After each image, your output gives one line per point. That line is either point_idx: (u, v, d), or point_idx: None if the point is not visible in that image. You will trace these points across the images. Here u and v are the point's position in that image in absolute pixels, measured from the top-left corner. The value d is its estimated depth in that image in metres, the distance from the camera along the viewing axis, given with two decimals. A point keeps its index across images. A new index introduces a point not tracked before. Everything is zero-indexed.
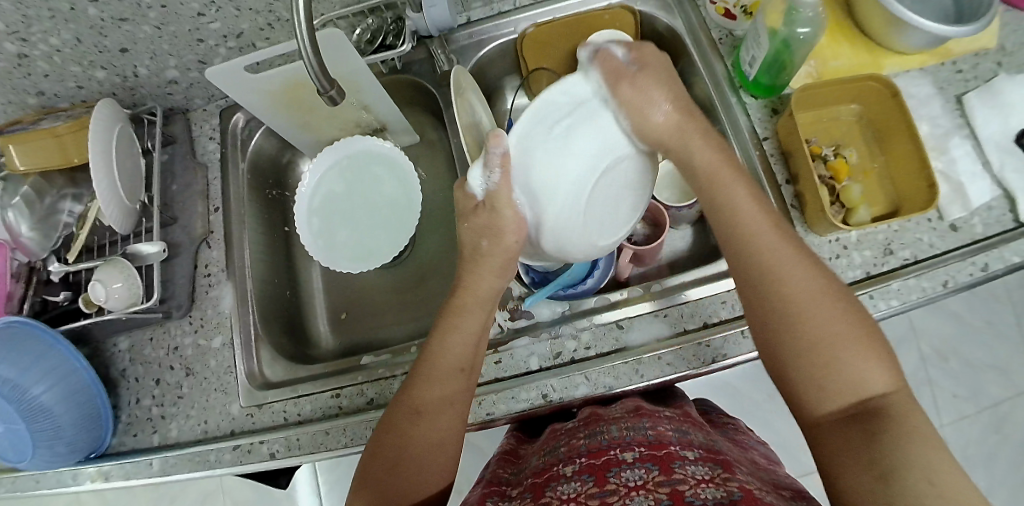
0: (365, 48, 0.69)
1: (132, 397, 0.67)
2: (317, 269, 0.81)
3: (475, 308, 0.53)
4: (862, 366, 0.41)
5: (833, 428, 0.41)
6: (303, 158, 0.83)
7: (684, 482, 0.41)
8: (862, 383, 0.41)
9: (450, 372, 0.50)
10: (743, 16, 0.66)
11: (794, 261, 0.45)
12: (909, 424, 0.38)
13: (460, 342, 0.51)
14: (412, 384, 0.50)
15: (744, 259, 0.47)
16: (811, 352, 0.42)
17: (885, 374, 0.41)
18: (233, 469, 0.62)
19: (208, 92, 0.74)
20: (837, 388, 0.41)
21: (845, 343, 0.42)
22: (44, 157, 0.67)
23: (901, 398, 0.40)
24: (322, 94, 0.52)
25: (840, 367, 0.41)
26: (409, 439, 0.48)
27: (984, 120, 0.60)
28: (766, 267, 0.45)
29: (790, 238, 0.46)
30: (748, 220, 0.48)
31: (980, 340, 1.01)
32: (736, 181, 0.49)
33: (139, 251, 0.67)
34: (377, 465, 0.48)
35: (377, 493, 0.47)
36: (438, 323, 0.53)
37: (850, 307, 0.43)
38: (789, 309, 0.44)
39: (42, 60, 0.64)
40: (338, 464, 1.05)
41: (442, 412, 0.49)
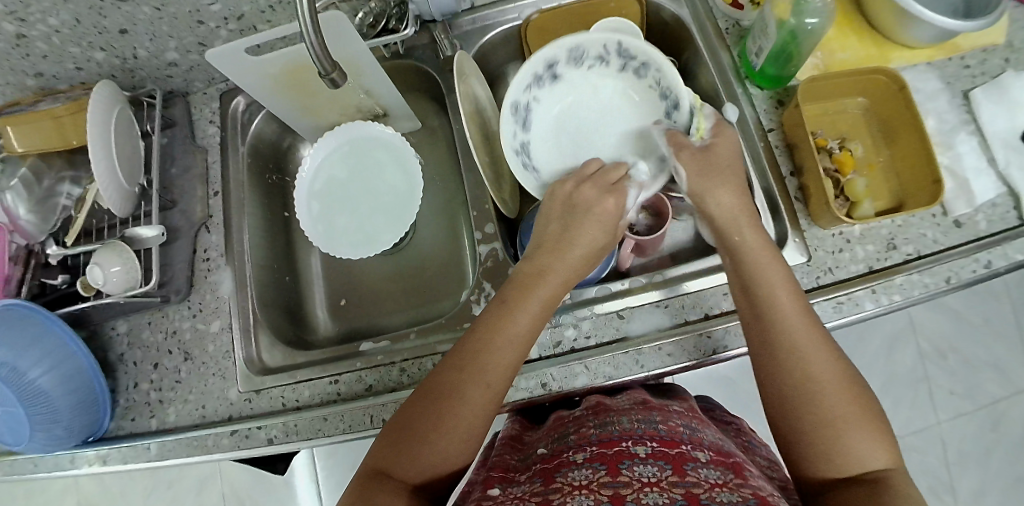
0: (368, 32, 0.67)
1: (130, 381, 0.67)
2: (316, 255, 0.80)
3: (544, 284, 0.52)
4: (863, 443, 0.42)
5: (836, 492, 0.42)
6: (304, 143, 0.82)
7: (698, 485, 0.40)
8: (862, 457, 0.42)
9: (511, 353, 0.49)
10: (751, 5, 0.65)
11: (814, 347, 0.45)
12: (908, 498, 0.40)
13: (526, 318, 0.50)
14: (464, 355, 0.49)
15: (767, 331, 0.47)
16: (816, 423, 0.43)
17: (886, 451, 0.43)
18: (230, 454, 0.62)
19: (208, 75, 0.73)
20: (840, 456, 0.42)
21: (855, 416, 0.43)
22: (42, 140, 0.67)
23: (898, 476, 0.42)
24: (323, 76, 0.51)
25: (836, 441, 0.42)
26: (451, 412, 0.46)
27: (990, 114, 0.60)
28: (791, 325, 0.46)
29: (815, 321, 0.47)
30: (781, 298, 0.47)
31: (978, 338, 1.01)
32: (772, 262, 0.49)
33: (138, 235, 0.67)
34: (421, 421, 0.47)
35: (406, 456, 0.46)
36: (510, 293, 0.52)
37: (859, 383, 0.44)
38: (805, 378, 0.44)
39: (40, 40, 0.63)
40: (336, 452, 1.05)
41: (497, 384, 0.48)
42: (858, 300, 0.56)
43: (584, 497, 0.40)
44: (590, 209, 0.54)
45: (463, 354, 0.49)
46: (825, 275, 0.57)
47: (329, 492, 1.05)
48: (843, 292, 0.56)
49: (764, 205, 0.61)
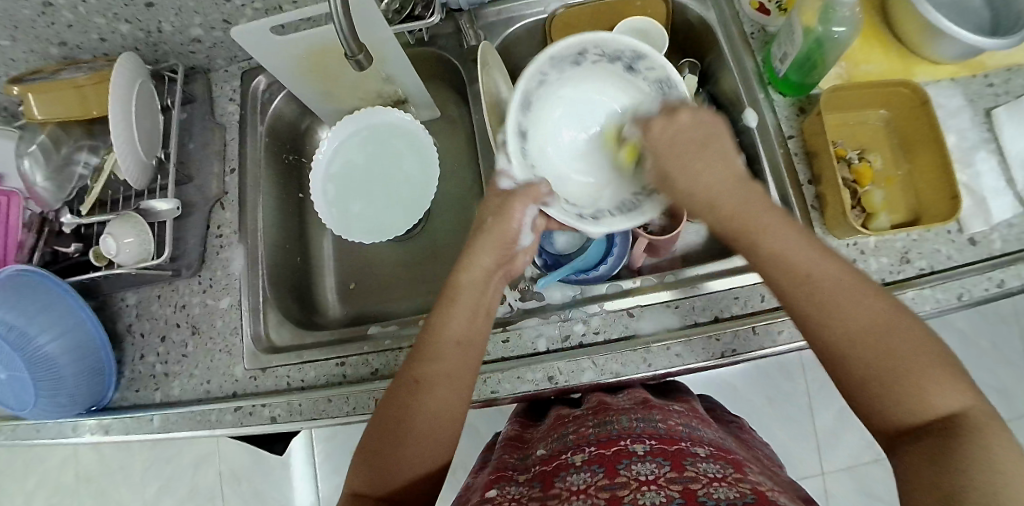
0: (393, 17, 0.67)
1: (136, 353, 0.67)
2: (328, 237, 0.80)
3: (469, 292, 0.52)
4: (928, 384, 0.38)
5: (911, 443, 0.38)
6: (321, 126, 0.82)
7: (696, 480, 0.40)
8: (931, 401, 0.38)
9: (452, 356, 0.49)
10: (778, 12, 0.64)
11: (837, 292, 0.42)
12: (982, 444, 0.35)
13: (459, 319, 0.50)
14: (407, 366, 0.49)
15: (787, 295, 0.43)
16: (867, 382, 0.40)
17: (955, 393, 0.38)
18: (233, 430, 0.62)
19: (230, 53, 0.73)
20: (907, 407, 0.38)
21: (912, 357, 0.39)
22: (63, 108, 0.67)
23: (976, 412, 0.37)
24: (350, 57, 0.51)
25: (902, 386, 0.38)
26: (404, 421, 0.47)
27: (1013, 134, 0.59)
28: (806, 279, 0.43)
29: (833, 262, 0.43)
30: (792, 257, 0.43)
31: (985, 360, 1.01)
32: (764, 218, 0.45)
33: (152, 208, 0.67)
34: (377, 437, 0.47)
35: (374, 471, 0.46)
36: (435, 306, 0.52)
37: (899, 329, 0.40)
38: (844, 334, 0.41)
39: (66, 9, 0.63)
40: (335, 437, 1.06)
41: (444, 384, 0.48)
42: None
43: (582, 501, 0.40)
44: (490, 230, 0.53)
45: (409, 364, 0.50)
46: None
47: (326, 477, 1.05)
48: None
49: (781, 211, 0.61)
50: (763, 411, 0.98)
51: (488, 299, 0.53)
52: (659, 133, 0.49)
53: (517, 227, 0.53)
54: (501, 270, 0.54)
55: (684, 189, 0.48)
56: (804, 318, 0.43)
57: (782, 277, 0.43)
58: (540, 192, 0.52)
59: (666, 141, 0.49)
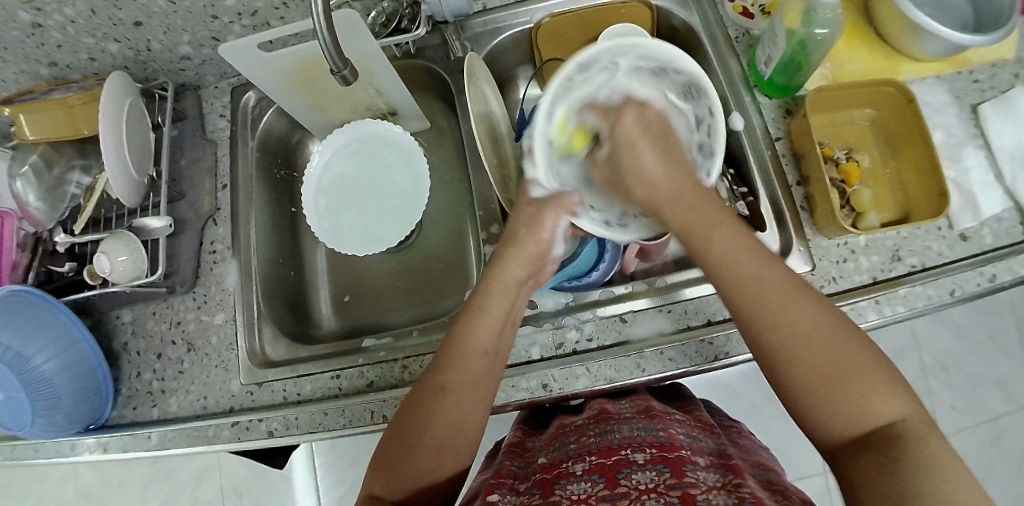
0: (380, 31, 0.68)
1: (133, 371, 0.67)
2: (322, 250, 0.80)
3: (500, 302, 0.52)
4: (872, 394, 0.39)
5: (851, 456, 0.39)
6: (313, 140, 0.83)
7: (696, 486, 0.41)
8: (871, 410, 0.39)
9: (479, 365, 0.49)
10: (762, 15, 0.65)
11: (783, 300, 0.43)
12: (926, 452, 0.36)
13: (487, 329, 0.51)
14: (434, 372, 0.49)
15: (729, 298, 0.45)
16: (808, 386, 0.40)
17: (892, 398, 0.39)
18: (231, 445, 0.62)
19: (220, 69, 0.74)
20: (847, 416, 0.39)
21: (854, 366, 0.40)
22: (54, 128, 0.67)
23: (914, 422, 0.38)
24: (336, 72, 0.51)
25: (850, 395, 0.39)
26: (430, 423, 0.47)
27: (999, 129, 0.60)
28: (751, 289, 0.44)
29: (774, 270, 0.44)
30: (744, 270, 0.44)
31: (983, 354, 1.01)
32: (714, 220, 0.47)
33: (146, 226, 0.67)
34: (398, 442, 0.47)
35: (396, 475, 0.46)
36: (462, 315, 0.52)
37: (844, 337, 0.41)
38: (796, 342, 0.41)
39: (55, 30, 0.64)
40: (335, 448, 1.06)
41: (472, 390, 0.48)
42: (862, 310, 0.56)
43: None
44: (524, 240, 0.54)
45: (433, 369, 0.50)
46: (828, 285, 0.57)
47: (328, 489, 1.05)
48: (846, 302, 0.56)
49: (770, 213, 0.61)
50: (762, 412, 0.98)
51: (516, 310, 0.54)
52: (626, 123, 0.53)
53: (551, 237, 0.55)
54: (529, 282, 0.55)
55: (633, 176, 0.52)
56: (747, 322, 0.44)
57: (732, 286, 0.44)
58: (572, 201, 0.55)
59: (633, 133, 0.52)
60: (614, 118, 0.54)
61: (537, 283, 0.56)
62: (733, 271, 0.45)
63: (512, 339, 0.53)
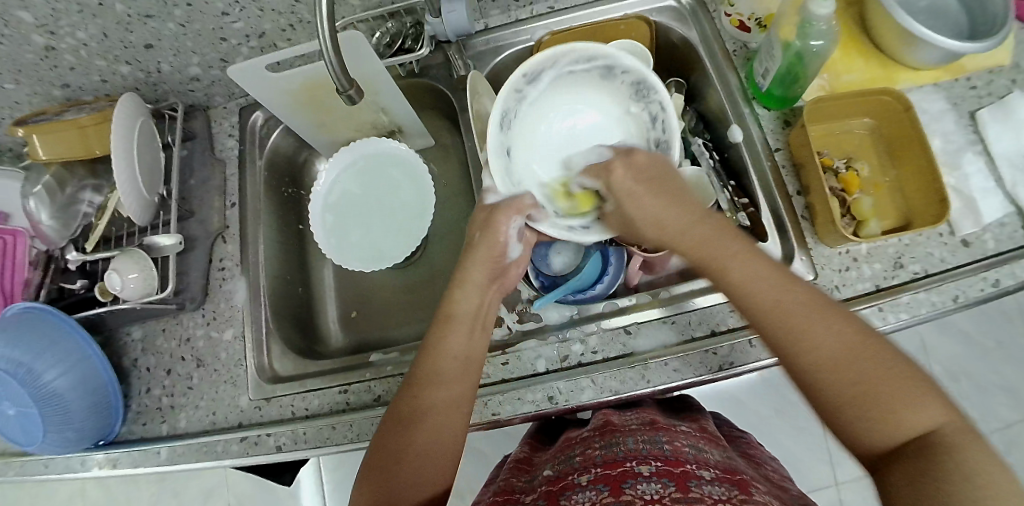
0: (384, 52, 0.70)
1: (143, 387, 0.68)
2: (329, 266, 0.81)
3: (466, 310, 0.53)
4: (906, 407, 0.39)
5: (890, 471, 0.39)
6: (319, 158, 0.84)
7: (702, 501, 0.40)
8: (912, 423, 0.38)
9: (451, 370, 0.50)
10: (758, 28, 0.66)
11: (807, 319, 0.42)
12: (970, 462, 0.36)
13: (457, 336, 0.52)
14: (410, 385, 0.50)
15: (760, 330, 0.44)
16: (843, 405, 0.40)
17: (933, 410, 0.39)
18: (239, 461, 0.63)
19: (228, 90, 0.75)
20: (888, 432, 0.39)
21: (890, 380, 0.39)
22: (67, 148, 0.69)
23: (954, 428, 0.38)
24: (342, 92, 0.52)
25: (888, 413, 0.39)
26: (410, 437, 0.47)
27: (997, 135, 0.60)
28: (775, 311, 0.43)
29: (793, 287, 0.44)
30: (761, 290, 0.44)
31: (991, 361, 1.00)
32: (735, 247, 0.47)
33: (156, 244, 0.68)
34: (379, 459, 0.47)
35: (381, 491, 0.46)
36: (432, 326, 0.53)
37: (872, 353, 0.40)
38: (820, 364, 0.41)
39: (68, 53, 0.65)
40: (342, 464, 1.06)
41: (448, 397, 0.49)
42: (866, 318, 0.56)
43: None
44: (478, 246, 0.54)
45: (409, 381, 0.51)
46: (832, 294, 0.57)
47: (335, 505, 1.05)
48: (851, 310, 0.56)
49: (772, 223, 0.61)
50: (770, 423, 0.98)
51: (484, 315, 0.54)
52: (620, 175, 0.52)
53: (502, 241, 0.54)
54: (495, 284, 0.56)
55: (642, 223, 0.51)
56: (773, 344, 0.44)
57: (753, 309, 0.45)
58: (525, 204, 0.54)
59: (628, 183, 0.52)
60: (605, 174, 0.53)
61: (503, 285, 0.57)
62: (749, 291, 0.45)
63: (485, 343, 0.53)
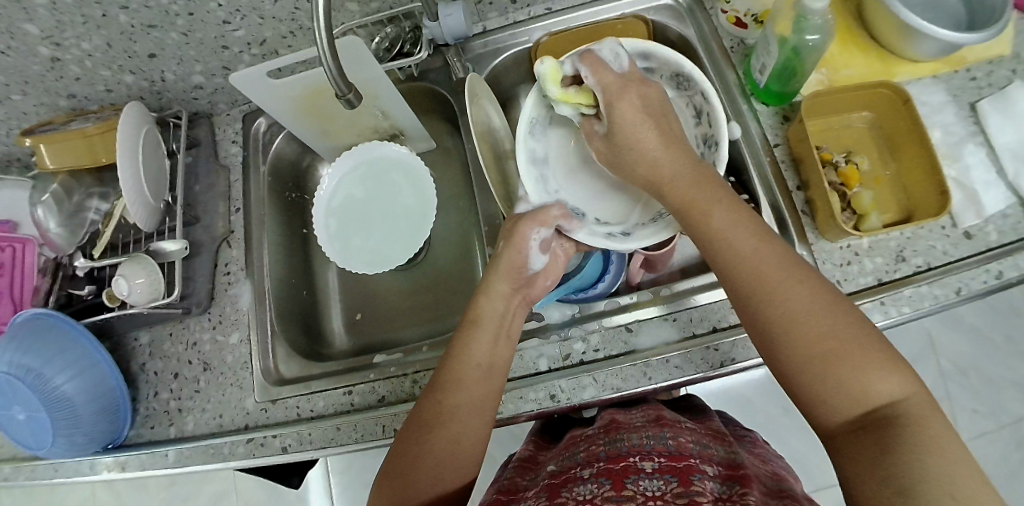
0: (383, 56, 0.71)
1: (150, 391, 0.69)
2: (333, 270, 0.82)
3: (490, 320, 0.53)
4: (870, 372, 0.38)
5: (850, 438, 0.38)
6: (322, 163, 0.85)
7: (702, 496, 0.40)
8: (873, 392, 0.38)
9: (475, 376, 0.50)
10: (754, 24, 0.66)
11: (782, 277, 0.42)
12: (926, 436, 0.35)
13: (480, 344, 0.52)
14: (432, 391, 0.50)
15: (731, 279, 0.44)
16: (807, 364, 0.40)
17: (896, 381, 0.38)
18: (246, 462, 0.63)
19: (231, 97, 0.76)
20: (848, 396, 0.38)
21: (854, 345, 0.39)
22: (74, 157, 0.70)
23: (915, 402, 0.37)
24: (341, 97, 0.53)
25: (850, 377, 0.38)
26: (431, 441, 0.47)
27: (998, 126, 0.60)
28: (750, 266, 0.43)
29: (772, 248, 0.44)
30: (742, 246, 0.44)
31: (1000, 355, 0.99)
32: (715, 197, 0.46)
33: (161, 249, 0.70)
34: (401, 460, 0.48)
35: (399, 491, 0.46)
36: (457, 334, 0.53)
37: (841, 318, 0.40)
38: (789, 321, 0.41)
39: (74, 63, 0.66)
40: (350, 467, 1.06)
41: (469, 405, 0.49)
42: (868, 312, 0.56)
43: None
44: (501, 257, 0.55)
45: (433, 387, 0.51)
46: (834, 288, 0.57)
47: None
48: (853, 304, 0.56)
49: (772, 219, 0.62)
50: (777, 421, 0.98)
51: (509, 326, 0.54)
52: (626, 100, 0.49)
53: (524, 252, 0.54)
54: (518, 295, 0.56)
55: (632, 155, 0.49)
56: (744, 301, 0.43)
57: (731, 263, 0.44)
58: (550, 216, 0.55)
59: (634, 109, 0.49)
60: (611, 97, 0.49)
61: (525, 300, 0.56)
62: (732, 247, 0.44)
63: (509, 354, 0.53)
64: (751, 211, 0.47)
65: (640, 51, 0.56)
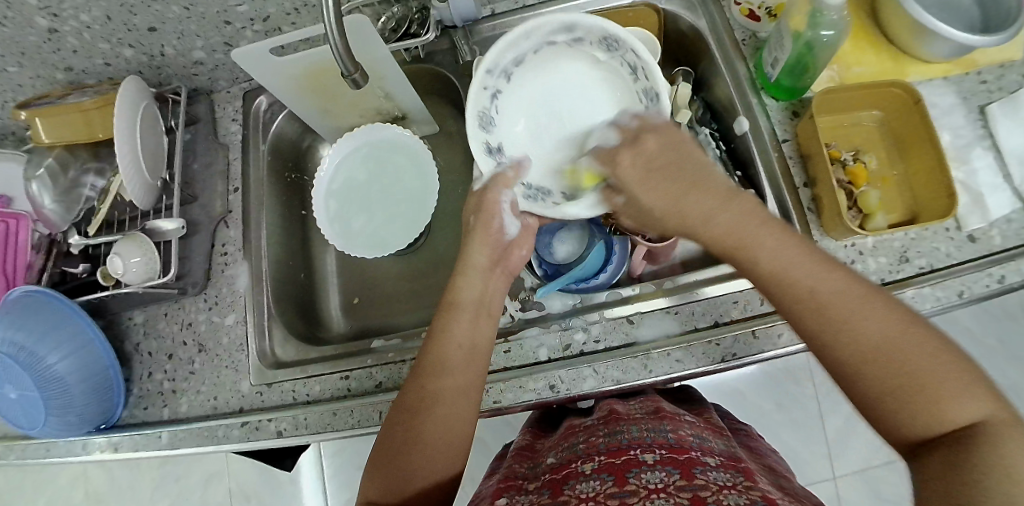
0: (389, 36, 0.69)
1: (144, 371, 0.68)
2: (332, 253, 0.81)
3: (471, 298, 0.53)
4: (947, 393, 0.36)
5: (928, 459, 0.36)
6: (322, 144, 0.83)
7: (705, 489, 0.40)
8: (952, 412, 0.36)
9: (455, 358, 0.50)
10: (768, 18, 0.66)
11: (845, 303, 0.41)
12: (1014, 453, 0.33)
13: (461, 325, 0.51)
14: (416, 374, 0.50)
15: (790, 312, 0.43)
16: (880, 390, 0.38)
17: (976, 401, 0.36)
18: (240, 445, 0.63)
19: (232, 74, 0.75)
20: (925, 419, 0.37)
21: (929, 368, 0.37)
22: (70, 131, 0.68)
23: (1000, 420, 0.35)
24: (347, 77, 0.52)
25: (926, 399, 0.37)
26: (418, 424, 0.47)
27: (1007, 129, 0.60)
28: (808, 297, 0.42)
29: (832, 274, 0.42)
30: (800, 278, 0.42)
31: (994, 359, 1.00)
32: (761, 233, 0.45)
33: (158, 227, 0.68)
34: (389, 446, 0.47)
35: (388, 477, 0.46)
36: (437, 315, 0.53)
37: (913, 338, 0.38)
38: (857, 350, 0.39)
39: (71, 35, 0.65)
40: (344, 451, 1.06)
41: (454, 385, 0.49)
42: None
43: None
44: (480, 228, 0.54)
45: (417, 370, 0.50)
46: None
47: (336, 492, 1.05)
48: None
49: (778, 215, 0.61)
50: (771, 416, 0.98)
51: (489, 304, 0.54)
52: (626, 165, 0.48)
53: (497, 217, 0.54)
54: (498, 270, 0.55)
55: (657, 209, 0.48)
56: (807, 332, 0.42)
57: (787, 296, 0.43)
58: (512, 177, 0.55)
59: (643, 160, 0.48)
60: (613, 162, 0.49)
61: (505, 271, 0.56)
62: (788, 278, 0.43)
63: (490, 331, 0.53)
64: (802, 238, 0.45)
65: (563, 24, 0.54)
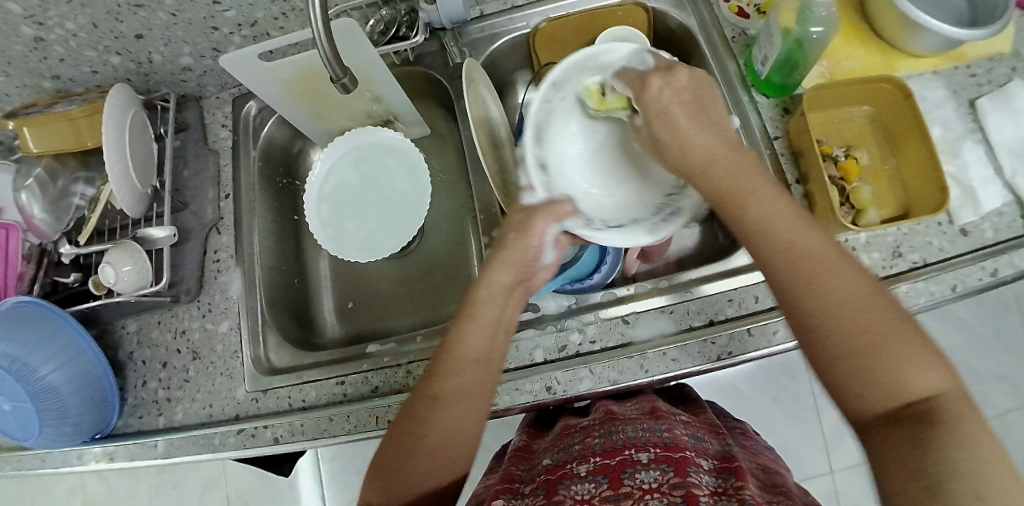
0: (378, 39, 0.69)
1: (138, 380, 0.68)
2: (325, 257, 0.81)
3: (489, 310, 0.51)
4: (908, 363, 0.37)
5: (882, 430, 0.37)
6: (314, 148, 0.83)
7: (698, 488, 0.40)
8: (913, 382, 0.37)
9: (469, 370, 0.48)
10: (758, 15, 0.66)
11: (827, 258, 0.41)
12: (962, 431, 0.34)
13: (477, 336, 0.49)
14: (426, 380, 0.49)
15: (765, 260, 0.43)
16: (846, 351, 0.38)
17: (936, 374, 0.37)
18: (237, 453, 0.63)
19: (221, 80, 0.75)
20: (885, 386, 0.37)
21: (896, 335, 0.38)
22: (58, 141, 0.68)
23: (956, 395, 0.36)
24: (335, 81, 0.52)
25: (892, 367, 0.37)
26: (424, 433, 0.46)
27: (997, 122, 0.60)
28: (790, 247, 0.42)
29: (816, 233, 0.42)
30: (783, 229, 0.43)
31: (988, 350, 1.00)
32: (755, 186, 0.45)
33: (149, 235, 0.68)
34: (394, 452, 0.47)
35: (389, 485, 0.46)
36: (454, 322, 0.51)
37: (882, 308, 0.39)
38: (826, 305, 0.39)
39: (57, 44, 0.64)
40: (342, 454, 1.06)
41: (464, 396, 0.47)
42: None
43: None
44: (509, 246, 0.52)
45: (427, 376, 0.49)
46: None
47: (335, 496, 1.05)
48: None
49: None
50: (767, 411, 0.98)
51: (507, 318, 0.52)
52: (657, 91, 0.49)
53: (538, 246, 0.52)
54: (521, 287, 0.53)
55: (673, 140, 0.48)
56: (780, 280, 0.42)
57: (768, 245, 0.43)
58: (563, 210, 0.54)
59: (665, 104, 0.49)
60: (641, 86, 0.50)
61: (527, 290, 0.53)
62: (769, 229, 0.43)
63: (506, 346, 0.51)
64: (792, 198, 0.46)
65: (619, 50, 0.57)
